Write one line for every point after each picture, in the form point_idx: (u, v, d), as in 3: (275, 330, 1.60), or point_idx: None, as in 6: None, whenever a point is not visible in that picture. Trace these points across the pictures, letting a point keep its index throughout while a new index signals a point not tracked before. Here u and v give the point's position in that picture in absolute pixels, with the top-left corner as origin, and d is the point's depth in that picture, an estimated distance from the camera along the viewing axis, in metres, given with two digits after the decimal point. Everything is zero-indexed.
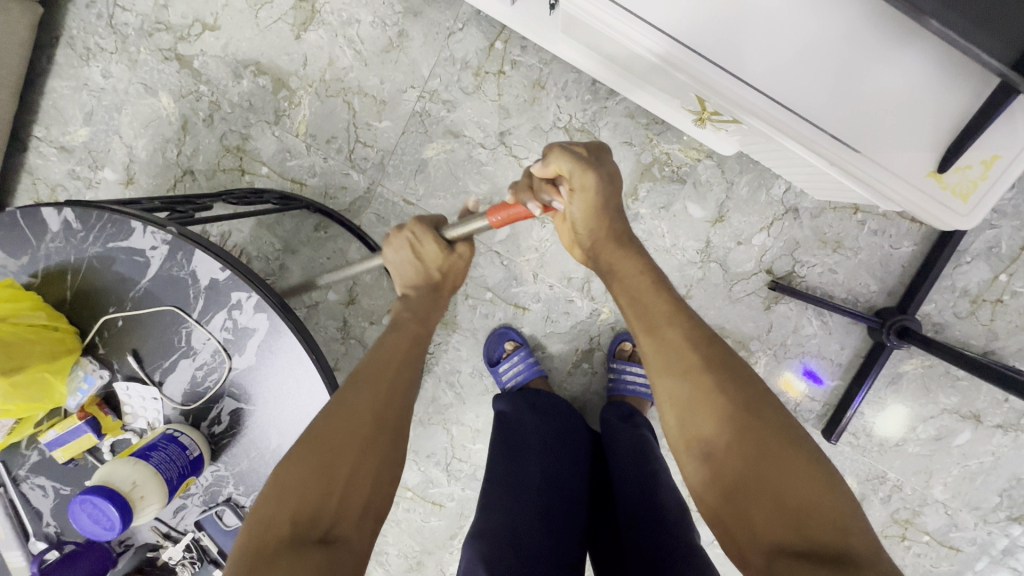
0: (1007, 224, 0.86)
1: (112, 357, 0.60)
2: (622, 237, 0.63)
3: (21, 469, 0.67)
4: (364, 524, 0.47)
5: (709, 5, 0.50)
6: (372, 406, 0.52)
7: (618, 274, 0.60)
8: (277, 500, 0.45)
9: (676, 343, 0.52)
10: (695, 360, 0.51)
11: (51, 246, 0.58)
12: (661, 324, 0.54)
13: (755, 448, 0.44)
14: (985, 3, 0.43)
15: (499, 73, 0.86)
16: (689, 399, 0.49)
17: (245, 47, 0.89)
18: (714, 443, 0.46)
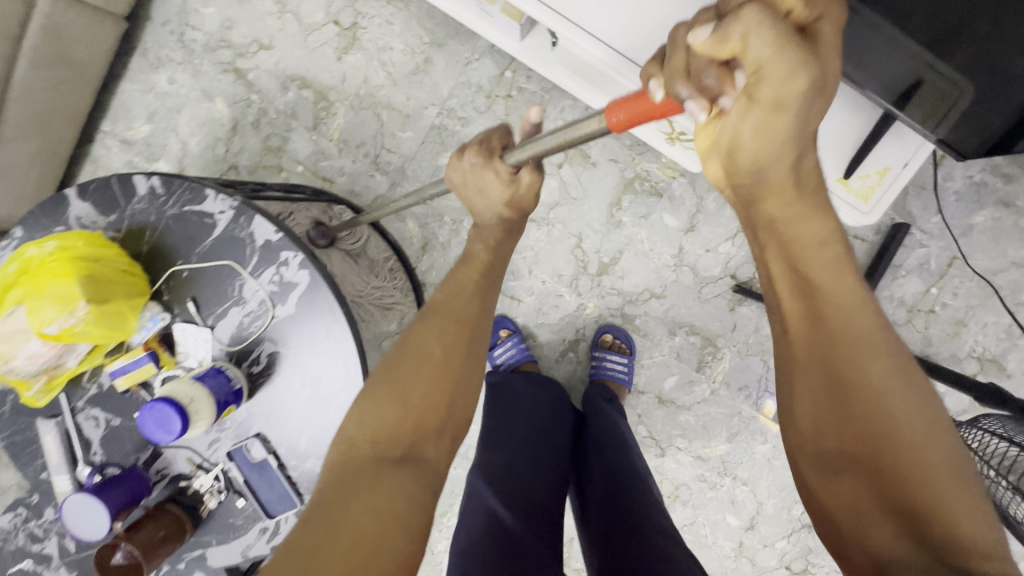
0: (935, 244, 1.00)
1: (174, 303, 0.73)
2: (803, 177, 0.48)
3: (80, 400, 0.77)
4: (440, 445, 0.56)
5: None
6: (442, 353, 0.58)
7: (785, 236, 0.49)
8: (359, 422, 0.55)
9: (850, 348, 0.45)
10: (869, 377, 0.44)
11: (137, 207, 0.71)
12: (829, 306, 0.46)
13: (906, 474, 0.41)
14: (867, 53, 0.59)
15: (508, 96, 1.01)
16: (842, 414, 0.45)
17: (293, 64, 1.05)
18: (854, 453, 0.43)
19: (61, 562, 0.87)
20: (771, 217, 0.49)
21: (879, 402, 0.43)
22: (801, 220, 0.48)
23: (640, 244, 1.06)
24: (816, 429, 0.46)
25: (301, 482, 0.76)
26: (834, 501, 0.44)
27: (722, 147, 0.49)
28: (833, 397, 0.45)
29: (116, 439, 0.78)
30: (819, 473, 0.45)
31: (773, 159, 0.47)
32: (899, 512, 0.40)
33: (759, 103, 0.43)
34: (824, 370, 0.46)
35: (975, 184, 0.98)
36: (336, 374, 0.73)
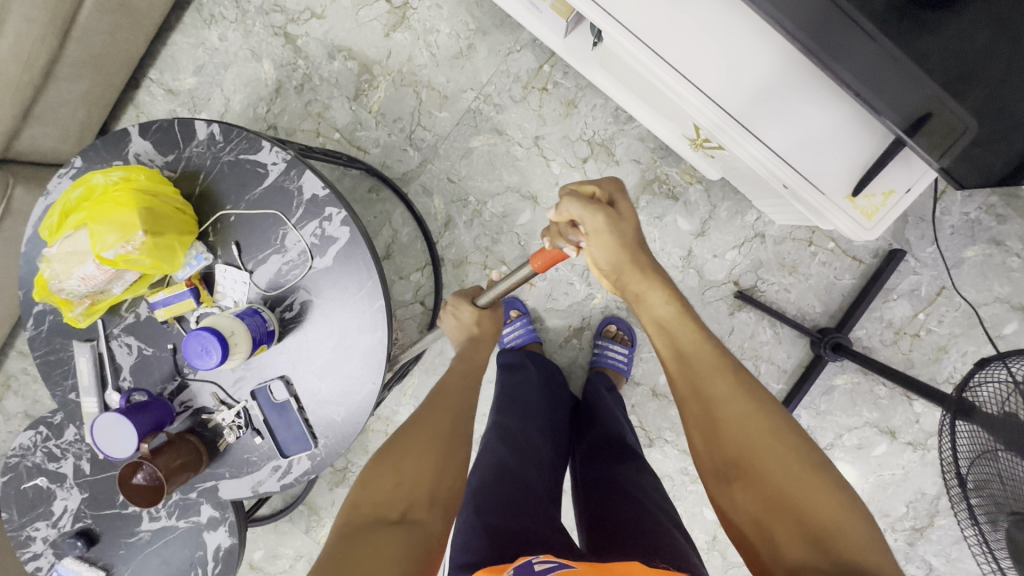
0: (927, 273, 1.07)
1: (218, 245, 0.77)
2: (645, 263, 0.66)
3: (116, 327, 0.82)
4: (433, 510, 0.57)
5: (733, 74, 0.71)
6: (433, 432, 0.63)
7: (643, 301, 0.66)
8: (359, 489, 0.58)
9: (708, 368, 0.58)
10: (721, 387, 0.56)
11: (195, 150, 0.76)
12: (688, 347, 0.61)
13: (767, 467, 0.50)
14: (880, 74, 0.64)
15: (543, 89, 1.07)
16: (713, 424, 0.55)
17: (342, 36, 1.09)
18: (735, 462, 0.52)
19: (75, 482, 0.93)
20: (633, 292, 0.66)
21: (742, 414, 0.54)
22: (652, 300, 0.65)
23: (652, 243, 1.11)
24: (706, 449, 0.55)
25: (317, 425, 0.81)
26: (733, 506, 0.52)
27: (598, 268, 0.69)
28: (710, 418, 0.56)
29: (146, 368, 0.82)
30: (720, 490, 0.53)
31: (623, 261, 0.66)
32: (779, 507, 0.48)
33: (590, 241, 0.66)
34: (696, 397, 0.57)
35: (971, 220, 1.05)
36: (362, 329, 0.78)
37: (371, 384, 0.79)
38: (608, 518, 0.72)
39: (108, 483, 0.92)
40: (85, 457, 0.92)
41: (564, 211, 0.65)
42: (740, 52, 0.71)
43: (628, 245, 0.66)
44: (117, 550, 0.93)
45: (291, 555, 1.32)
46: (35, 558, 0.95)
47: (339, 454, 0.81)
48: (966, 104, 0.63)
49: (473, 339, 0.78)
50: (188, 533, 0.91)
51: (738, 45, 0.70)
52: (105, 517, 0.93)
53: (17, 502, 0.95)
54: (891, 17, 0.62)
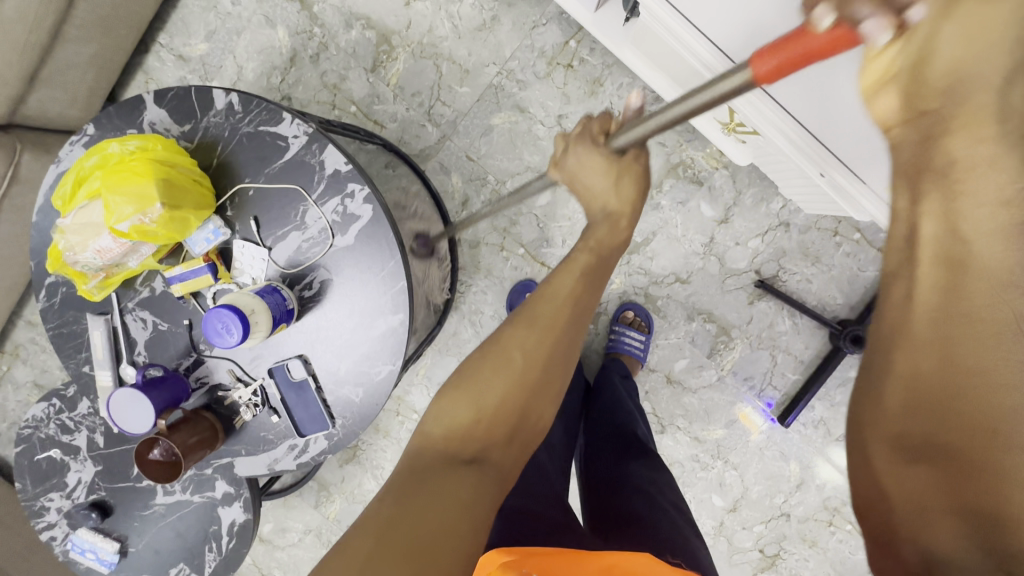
0: None
1: (236, 220, 0.75)
2: (1002, 119, 0.36)
3: (130, 301, 0.80)
4: (508, 448, 0.56)
5: None
6: (524, 359, 0.59)
7: (932, 177, 0.38)
8: (437, 416, 0.58)
9: (999, 315, 0.35)
10: (1010, 353, 0.34)
11: (212, 120, 0.73)
12: (978, 270, 0.36)
13: (1000, 469, 0.33)
14: None
15: (568, 66, 1.03)
16: (946, 390, 0.36)
17: (360, 3, 1.05)
18: (940, 441, 0.35)
19: (88, 455, 0.92)
20: (947, 152, 0.37)
21: (1008, 401, 0.34)
22: (971, 164, 0.36)
23: (674, 229, 1.09)
24: (903, 407, 0.37)
25: (335, 406, 0.80)
26: (897, 481, 0.37)
27: (898, 75, 0.39)
28: (947, 373, 0.36)
29: (161, 343, 0.80)
30: (893, 455, 0.37)
31: (976, 85, 0.36)
32: (978, 514, 0.33)
33: (967, 3, 0.35)
34: (944, 344, 0.36)
35: None
36: (383, 309, 0.76)
37: (390, 366, 0.78)
38: (617, 508, 0.71)
39: (121, 456, 0.91)
40: (98, 430, 0.91)
41: None
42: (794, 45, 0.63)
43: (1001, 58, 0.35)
44: (131, 522, 0.94)
45: (299, 529, 1.33)
46: (48, 528, 0.95)
47: (355, 435, 0.81)
48: None
49: (607, 214, 0.66)
50: (202, 507, 0.92)
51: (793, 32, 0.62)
52: (119, 490, 0.93)
53: (31, 472, 0.95)
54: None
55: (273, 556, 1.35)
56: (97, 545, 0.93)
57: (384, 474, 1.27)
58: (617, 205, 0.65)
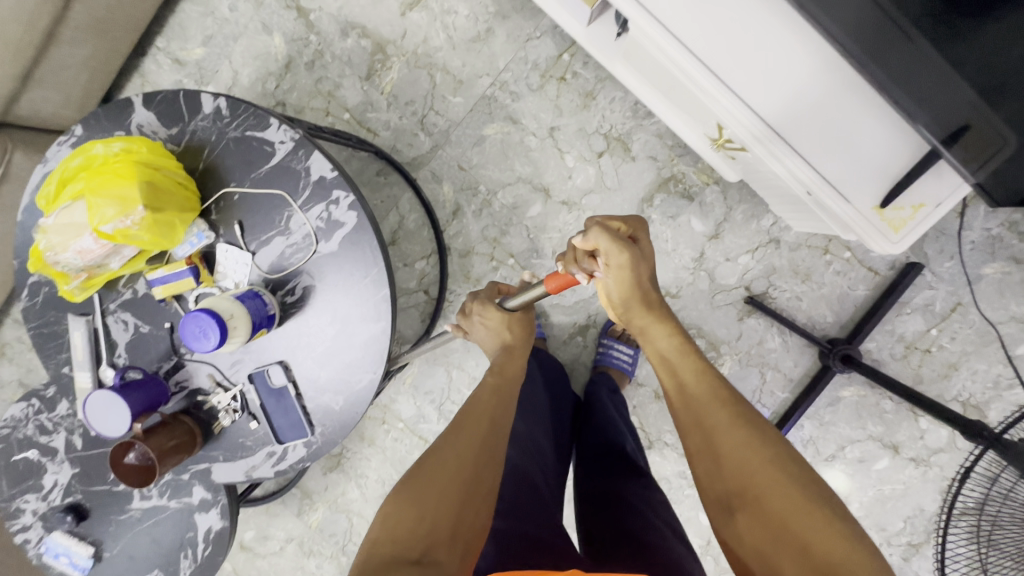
0: (943, 288, 1.04)
1: (220, 224, 0.75)
2: (654, 300, 0.68)
3: (112, 303, 0.79)
4: (453, 547, 0.52)
5: (772, 80, 0.67)
6: (467, 443, 0.61)
7: (649, 337, 0.67)
8: (380, 524, 0.53)
9: (710, 398, 0.58)
10: (722, 415, 0.56)
11: (200, 124, 0.73)
12: (688, 378, 0.61)
13: (771, 497, 0.49)
14: (909, 74, 0.61)
15: (561, 79, 1.03)
16: (715, 453, 0.54)
17: (356, 12, 1.05)
18: (739, 492, 0.51)
19: (65, 457, 0.91)
20: (638, 326, 0.68)
21: (745, 443, 0.53)
22: (659, 337, 0.66)
23: (664, 243, 1.08)
24: (708, 479, 0.54)
25: (315, 413, 0.79)
26: (737, 541, 0.50)
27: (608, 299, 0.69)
28: (709, 445, 0.55)
29: (142, 346, 0.80)
30: (723, 518, 0.52)
31: (636, 296, 0.66)
32: (787, 542, 0.46)
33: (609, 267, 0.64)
34: (699, 428, 0.57)
35: (992, 237, 1.02)
36: (366, 317, 0.76)
37: (371, 374, 0.77)
38: (609, 527, 0.70)
39: (99, 459, 0.90)
40: (77, 432, 0.89)
41: (591, 240, 0.63)
42: (779, 59, 0.66)
43: (641, 283, 0.66)
44: (108, 527, 0.93)
45: (281, 537, 1.32)
46: (23, 530, 0.94)
47: (335, 443, 0.80)
48: (1002, 114, 0.60)
49: (505, 347, 0.77)
50: (180, 513, 0.91)
51: (778, 51, 0.66)
52: (95, 493, 0.92)
53: (8, 473, 0.94)
54: (927, 21, 0.59)
55: (254, 565, 1.33)
56: (70, 549, 0.92)
57: (369, 483, 1.26)
58: (509, 338, 0.77)
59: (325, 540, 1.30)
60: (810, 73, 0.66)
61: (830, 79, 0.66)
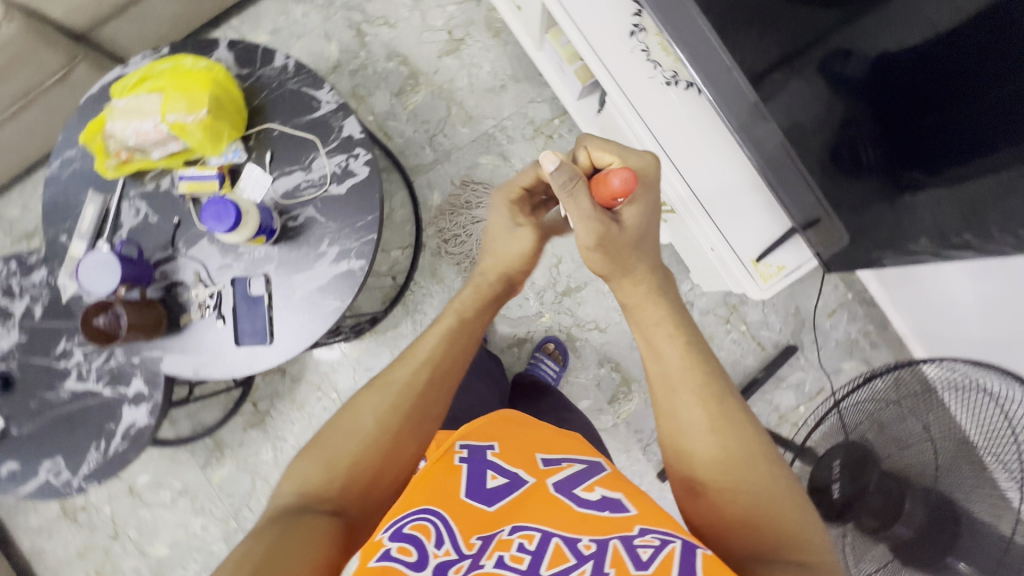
0: (811, 372, 1.28)
1: (254, 149, 0.91)
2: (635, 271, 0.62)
3: (133, 191, 0.91)
4: (368, 497, 0.57)
5: (694, 152, 0.91)
6: (389, 407, 0.62)
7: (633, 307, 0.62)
8: (292, 478, 0.57)
9: (693, 391, 0.56)
10: (710, 412, 0.55)
11: (267, 73, 0.92)
12: (676, 374, 0.57)
13: (752, 492, 0.50)
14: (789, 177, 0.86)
15: (549, 136, 1.30)
16: (686, 443, 0.55)
17: (402, 45, 1.31)
18: (704, 478, 0.52)
19: (18, 323, 0.96)
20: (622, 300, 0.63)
21: (717, 431, 0.54)
22: (655, 332, 0.59)
23: (602, 284, 1.29)
24: (676, 461, 0.55)
25: (279, 327, 0.90)
26: (699, 523, 0.52)
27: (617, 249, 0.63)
28: (681, 435, 0.55)
29: (144, 232, 0.91)
30: (687, 500, 0.53)
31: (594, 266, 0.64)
32: (753, 527, 0.48)
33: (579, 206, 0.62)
34: (673, 418, 0.56)
35: (851, 339, 1.28)
36: (349, 252, 0.90)
37: (340, 302, 0.90)
38: None
39: (51, 332, 0.95)
40: (39, 302, 0.96)
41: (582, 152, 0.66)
42: (693, 133, 0.92)
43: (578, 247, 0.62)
44: (28, 403, 0.95)
45: (176, 488, 1.30)
46: None
47: (288, 357, 0.90)
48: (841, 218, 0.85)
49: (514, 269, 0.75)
50: (108, 403, 0.94)
51: (699, 133, 0.92)
52: (32, 365, 0.95)
53: None
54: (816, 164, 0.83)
55: (136, 513, 1.29)
56: None
57: (285, 447, 1.30)
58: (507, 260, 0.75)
59: (220, 499, 1.29)
60: (703, 135, 0.92)
61: (732, 162, 0.92)
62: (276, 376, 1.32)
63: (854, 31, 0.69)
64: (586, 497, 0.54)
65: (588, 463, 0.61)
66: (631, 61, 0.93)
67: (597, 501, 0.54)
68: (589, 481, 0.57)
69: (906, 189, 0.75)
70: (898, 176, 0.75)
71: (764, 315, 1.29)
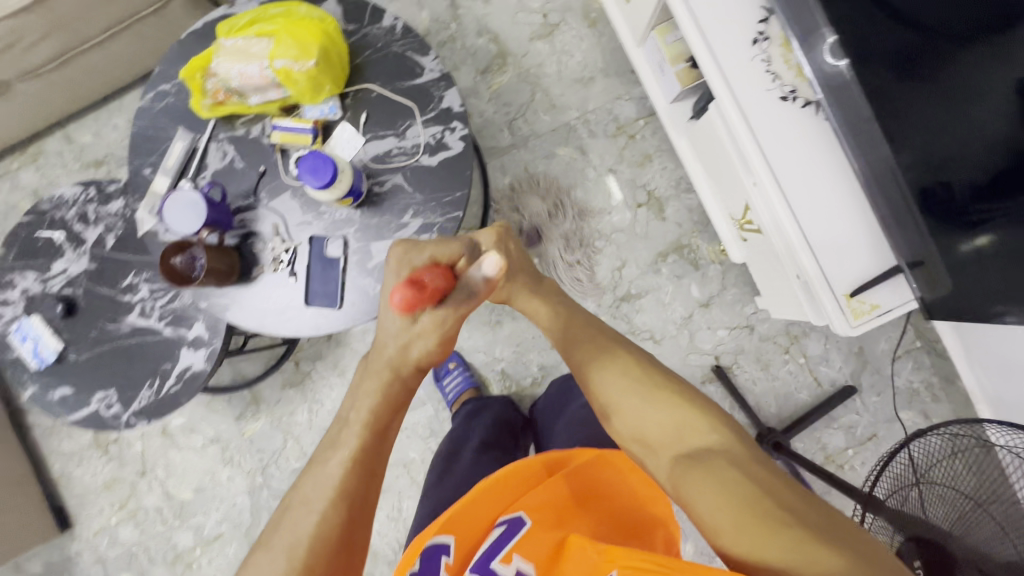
0: (866, 417, 1.23)
1: (350, 108, 0.88)
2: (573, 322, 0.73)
3: (222, 133, 0.89)
4: None
5: (797, 173, 0.87)
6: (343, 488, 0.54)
7: (576, 335, 0.71)
8: None
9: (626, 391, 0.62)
10: (650, 407, 0.60)
11: (373, 31, 0.89)
12: (611, 390, 0.63)
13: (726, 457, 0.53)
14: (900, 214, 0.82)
15: (631, 136, 1.26)
16: (654, 441, 0.58)
17: (495, 22, 1.28)
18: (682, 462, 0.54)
19: (89, 251, 0.95)
20: (566, 335, 0.72)
21: (668, 422, 0.58)
22: (593, 357, 0.67)
23: (663, 295, 1.26)
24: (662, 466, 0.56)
25: (350, 293, 0.88)
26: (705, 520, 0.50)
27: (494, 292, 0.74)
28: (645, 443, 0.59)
29: (229, 177, 0.89)
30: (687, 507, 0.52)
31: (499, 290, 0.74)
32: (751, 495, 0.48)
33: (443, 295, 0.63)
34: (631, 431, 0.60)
35: (913, 389, 1.23)
36: (432, 226, 0.87)
37: None
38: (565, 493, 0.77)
39: (121, 264, 0.95)
40: (113, 232, 0.95)
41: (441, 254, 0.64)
42: (805, 151, 0.87)
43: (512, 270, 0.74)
44: (88, 331, 0.94)
45: (208, 435, 1.30)
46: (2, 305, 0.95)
47: (355, 324, 0.88)
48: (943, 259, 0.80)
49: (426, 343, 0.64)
50: (167, 342, 0.93)
51: (808, 154, 0.87)
52: (96, 294, 0.95)
53: (21, 245, 0.96)
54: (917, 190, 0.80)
55: (166, 454, 1.30)
56: (41, 337, 0.94)
57: (321, 411, 1.29)
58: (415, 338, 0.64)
59: (249, 453, 1.29)
60: (816, 155, 0.87)
61: (842, 188, 0.87)
62: (321, 339, 1.31)
63: (963, 68, 0.70)
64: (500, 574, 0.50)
65: (512, 524, 0.55)
66: (750, 70, 0.88)
67: None
68: (508, 547, 0.52)
69: (969, 233, 0.77)
70: (967, 214, 0.76)
71: (825, 350, 1.25)
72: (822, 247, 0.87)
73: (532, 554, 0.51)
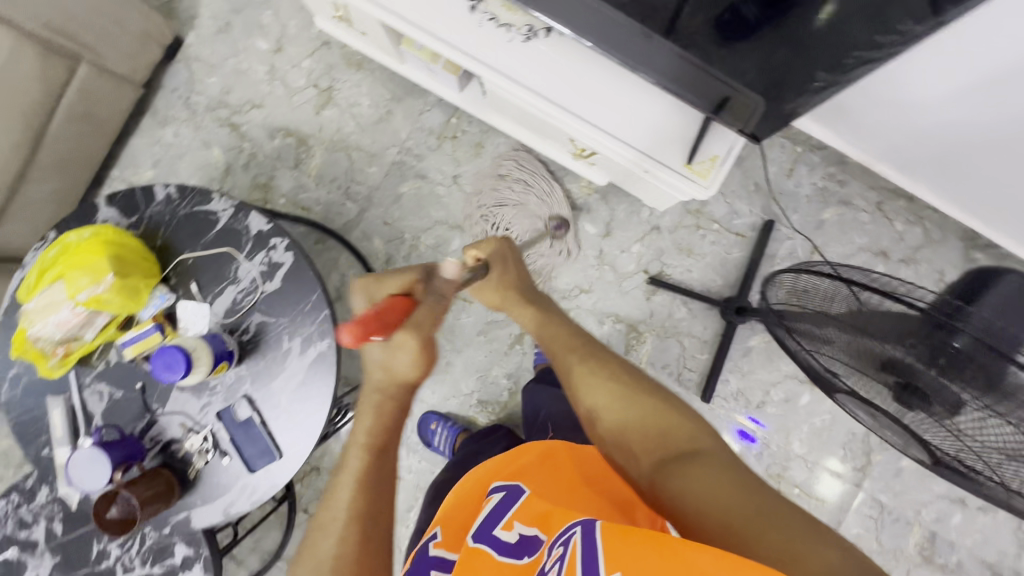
0: (799, 236, 1.25)
1: (179, 286, 0.89)
2: (563, 340, 0.75)
3: (88, 377, 0.90)
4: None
5: (581, 93, 0.89)
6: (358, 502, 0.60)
7: (556, 346, 0.75)
8: None
9: (613, 399, 0.65)
10: (635, 415, 0.63)
11: (155, 210, 0.90)
12: (595, 399, 0.67)
13: (705, 462, 0.56)
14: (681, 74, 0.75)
15: (453, 137, 1.28)
16: (637, 450, 0.61)
17: (279, 118, 1.29)
18: (671, 459, 0.57)
19: (46, 547, 0.95)
20: (548, 347, 0.75)
21: (658, 429, 0.61)
22: (573, 369, 0.71)
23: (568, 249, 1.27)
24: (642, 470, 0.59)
25: (281, 438, 0.88)
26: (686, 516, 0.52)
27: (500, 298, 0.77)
28: (630, 451, 0.61)
29: (118, 410, 0.90)
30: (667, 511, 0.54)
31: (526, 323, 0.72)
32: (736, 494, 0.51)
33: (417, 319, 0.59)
34: (616, 438, 0.63)
35: (820, 188, 1.26)
36: (311, 337, 0.88)
37: (324, 386, 0.87)
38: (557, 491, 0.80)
39: (80, 540, 0.95)
40: (56, 518, 0.95)
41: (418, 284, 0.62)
42: (573, 71, 0.89)
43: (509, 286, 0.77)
44: None
45: None
46: None
47: (302, 460, 0.88)
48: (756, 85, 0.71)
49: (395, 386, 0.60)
50: None
51: (580, 72, 0.89)
52: None
53: None
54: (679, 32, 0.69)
55: None
56: None
57: None
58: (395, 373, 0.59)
59: None
60: (585, 69, 0.89)
61: (624, 82, 0.89)
62: (313, 476, 1.31)
63: None
64: (505, 538, 0.54)
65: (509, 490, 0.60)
66: (484, 36, 0.90)
67: (515, 543, 0.53)
68: (508, 515, 0.56)
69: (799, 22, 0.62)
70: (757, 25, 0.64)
71: (729, 205, 1.27)
72: (639, 139, 0.90)
73: (530, 517, 0.55)
